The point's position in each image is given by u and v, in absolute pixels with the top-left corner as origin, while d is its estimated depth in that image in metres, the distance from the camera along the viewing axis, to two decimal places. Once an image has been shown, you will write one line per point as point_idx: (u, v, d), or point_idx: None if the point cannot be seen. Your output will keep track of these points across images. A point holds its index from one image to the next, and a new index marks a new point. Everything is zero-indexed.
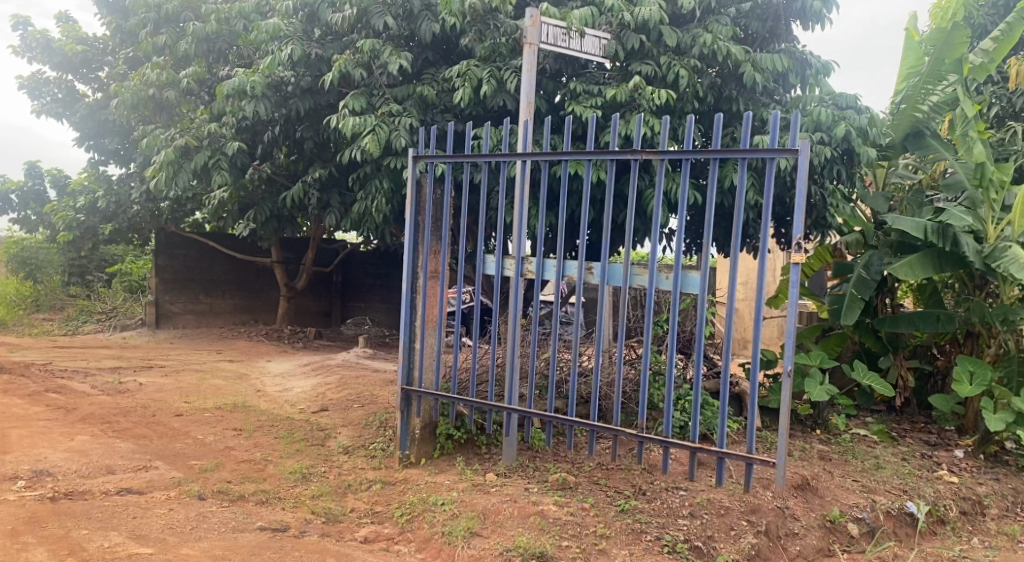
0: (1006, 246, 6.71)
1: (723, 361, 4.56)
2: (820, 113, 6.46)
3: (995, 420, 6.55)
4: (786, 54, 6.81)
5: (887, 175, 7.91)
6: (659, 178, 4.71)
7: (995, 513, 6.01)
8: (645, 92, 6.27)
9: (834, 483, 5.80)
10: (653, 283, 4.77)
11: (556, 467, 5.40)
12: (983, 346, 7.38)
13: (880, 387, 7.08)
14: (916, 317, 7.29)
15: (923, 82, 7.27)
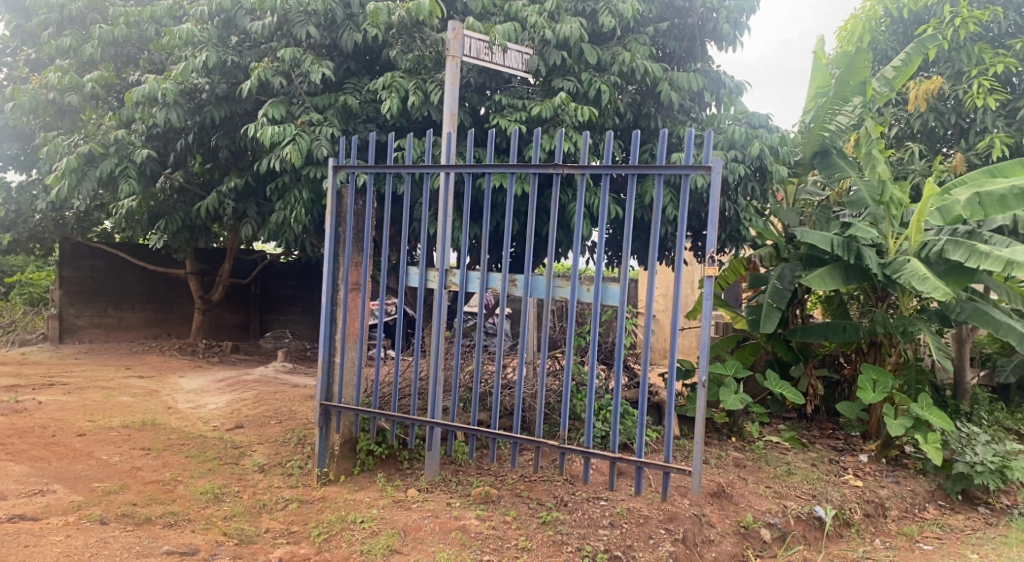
0: (905, 260, 7.06)
1: (642, 371, 4.65)
2: (734, 131, 6.66)
3: (895, 425, 6.89)
4: (701, 73, 7.00)
5: (797, 192, 8.24)
6: (580, 191, 4.78)
7: (896, 514, 6.31)
8: (569, 108, 6.34)
9: (748, 489, 5.97)
10: (576, 294, 4.83)
11: (478, 481, 5.38)
12: (885, 355, 7.73)
13: (790, 394, 7.36)
14: (825, 328, 7.59)
15: (830, 102, 7.62)
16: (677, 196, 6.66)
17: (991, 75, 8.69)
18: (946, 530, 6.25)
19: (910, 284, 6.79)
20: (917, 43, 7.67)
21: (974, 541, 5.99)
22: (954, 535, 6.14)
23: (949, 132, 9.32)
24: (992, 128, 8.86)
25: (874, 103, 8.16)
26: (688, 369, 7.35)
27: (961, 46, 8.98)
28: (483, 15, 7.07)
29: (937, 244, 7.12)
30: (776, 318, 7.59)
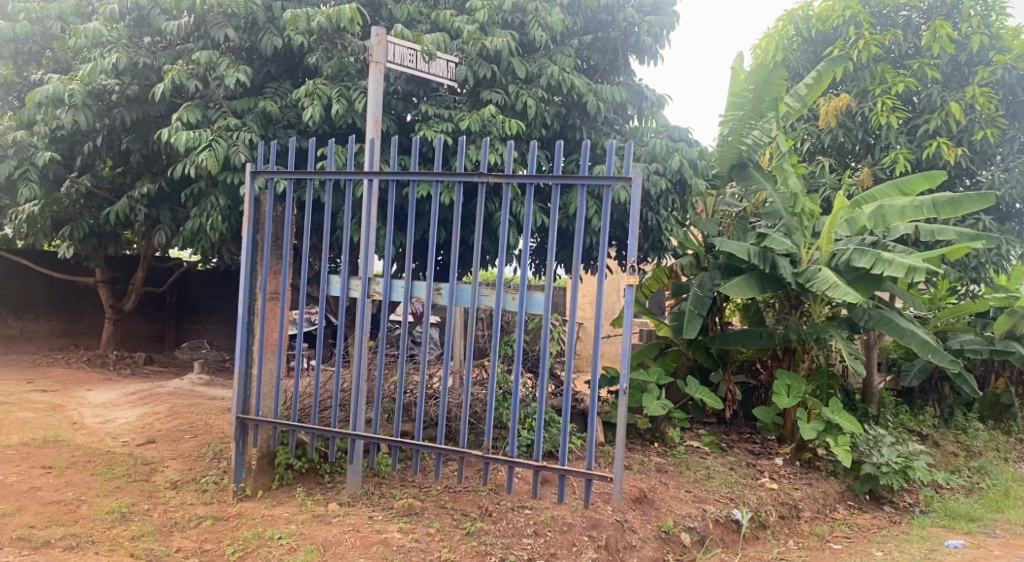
0: (817, 269, 7.33)
1: (566, 379, 4.69)
2: (656, 144, 6.82)
3: (808, 429, 7.14)
4: (624, 86, 7.14)
5: (716, 204, 8.40)
6: (505, 200, 4.80)
7: (808, 515, 6.53)
8: (497, 121, 6.36)
9: (669, 494, 6.07)
10: (501, 303, 4.83)
11: (402, 493, 5.31)
12: (798, 361, 8.00)
13: (710, 400, 7.54)
14: (743, 335, 7.83)
15: (747, 117, 7.87)
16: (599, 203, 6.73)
17: (893, 94, 9.13)
18: (854, 528, 6.50)
19: (822, 293, 7.06)
20: (828, 62, 8.00)
21: (880, 539, 6.25)
22: (862, 533, 6.40)
23: (857, 148, 9.73)
24: (895, 144, 9.29)
25: (788, 118, 8.45)
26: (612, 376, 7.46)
27: (865, 67, 9.45)
28: (409, 21, 7.00)
29: (845, 253, 7.44)
30: (697, 325, 7.76)
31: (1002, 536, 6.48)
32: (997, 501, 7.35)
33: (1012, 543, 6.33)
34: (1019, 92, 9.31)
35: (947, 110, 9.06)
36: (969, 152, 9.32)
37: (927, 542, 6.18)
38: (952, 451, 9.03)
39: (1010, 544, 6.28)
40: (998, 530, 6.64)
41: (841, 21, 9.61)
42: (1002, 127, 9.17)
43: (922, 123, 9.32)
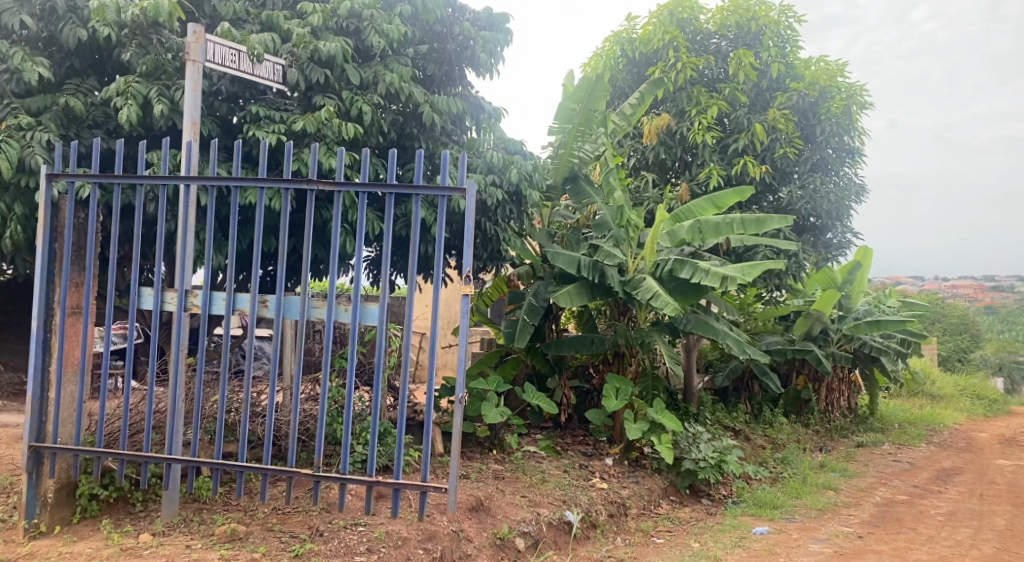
0: (642, 278, 7.76)
1: (400, 389, 4.65)
2: (492, 156, 6.87)
3: (634, 429, 7.46)
4: (460, 97, 7.12)
5: (551, 214, 8.66)
6: (337, 206, 4.80)
7: (635, 512, 6.82)
8: (333, 124, 6.16)
9: (505, 500, 6.12)
10: (332, 315, 4.68)
11: (224, 518, 5.01)
12: (627, 364, 8.45)
13: (545, 403, 7.69)
14: (576, 340, 8.08)
15: (578, 129, 8.15)
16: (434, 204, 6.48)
17: (708, 114, 9.78)
18: (676, 522, 6.87)
19: (646, 301, 7.44)
20: (650, 83, 8.50)
21: (698, 530, 6.64)
22: (682, 526, 6.77)
23: (675, 164, 10.35)
24: (710, 161, 9.95)
25: (616, 133, 8.83)
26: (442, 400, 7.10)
27: (682, 88, 10.11)
28: (235, 20, 6.64)
29: (667, 263, 7.90)
30: (530, 333, 7.92)
31: (801, 520, 7.07)
32: (797, 488, 8.04)
33: (809, 526, 6.93)
34: (810, 117, 10.23)
35: (753, 131, 9.82)
36: (772, 169, 10.12)
37: (737, 531, 6.63)
38: (760, 444, 9.79)
39: (807, 527, 6.87)
40: (797, 515, 7.25)
41: (661, 43, 10.22)
42: (798, 148, 10.06)
43: (733, 141, 10.04)
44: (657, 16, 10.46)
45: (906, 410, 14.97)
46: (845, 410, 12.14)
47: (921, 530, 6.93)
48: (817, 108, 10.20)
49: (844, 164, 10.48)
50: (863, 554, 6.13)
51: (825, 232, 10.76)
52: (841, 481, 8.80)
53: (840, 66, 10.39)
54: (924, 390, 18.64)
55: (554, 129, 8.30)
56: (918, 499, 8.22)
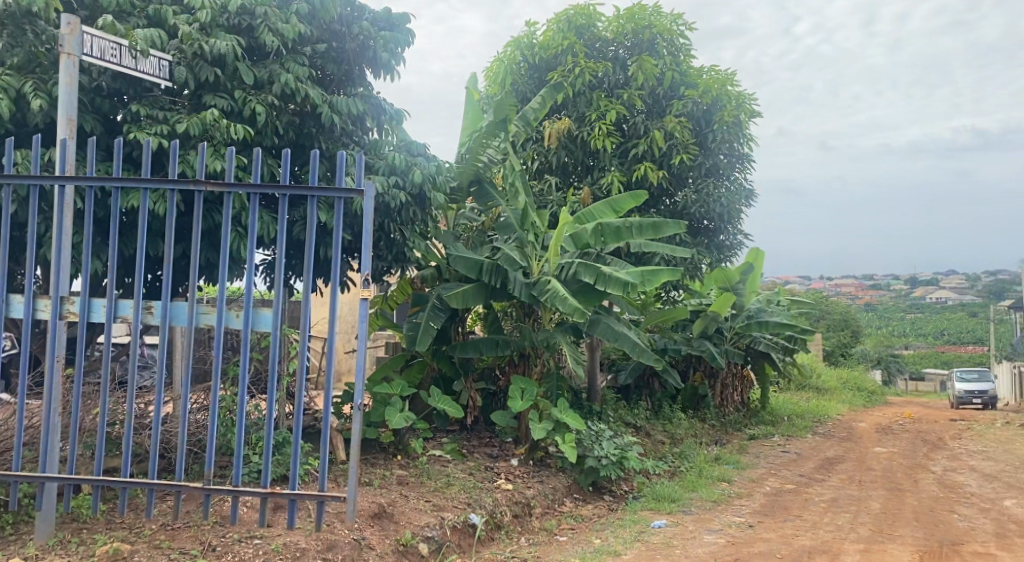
0: (547, 280, 7.84)
1: (296, 396, 4.52)
2: (394, 157, 6.74)
3: (538, 429, 7.52)
4: (361, 98, 6.92)
5: (457, 217, 8.60)
6: (227, 209, 4.64)
7: (539, 511, 6.89)
8: (221, 125, 5.93)
9: (409, 506, 6.04)
10: (222, 322, 4.50)
11: (106, 538, 4.72)
12: (532, 365, 8.55)
13: (451, 408, 7.64)
14: (480, 343, 8.09)
15: (484, 136, 8.16)
16: (330, 206, 6.19)
17: (607, 120, 10.02)
18: (578, 519, 6.97)
19: (552, 304, 7.54)
20: (551, 88, 8.56)
21: (599, 527, 6.75)
22: (584, 523, 6.88)
23: (577, 168, 10.54)
24: (611, 167, 10.23)
25: (520, 136, 8.83)
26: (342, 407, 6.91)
27: (582, 93, 10.28)
28: (117, 13, 6.23)
29: (571, 267, 8.04)
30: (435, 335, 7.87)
31: (696, 513, 7.29)
32: (693, 482, 8.29)
33: (704, 517, 7.15)
34: (704, 124, 10.54)
35: (651, 137, 10.14)
36: (668, 175, 10.45)
37: (637, 525, 6.78)
38: (660, 439, 10.05)
39: (702, 519, 7.09)
40: (694, 507, 7.48)
41: (561, 48, 10.37)
42: (693, 155, 10.35)
43: (632, 147, 10.32)
44: (557, 22, 10.56)
45: (793, 403, 15.70)
46: (738, 405, 12.64)
47: (806, 517, 7.25)
48: (710, 116, 10.52)
49: (734, 170, 10.88)
50: (754, 543, 6.36)
51: (718, 235, 11.01)
52: (735, 473, 9.13)
53: (729, 76, 10.71)
54: (810, 384, 19.60)
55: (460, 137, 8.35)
56: (804, 487, 8.61)
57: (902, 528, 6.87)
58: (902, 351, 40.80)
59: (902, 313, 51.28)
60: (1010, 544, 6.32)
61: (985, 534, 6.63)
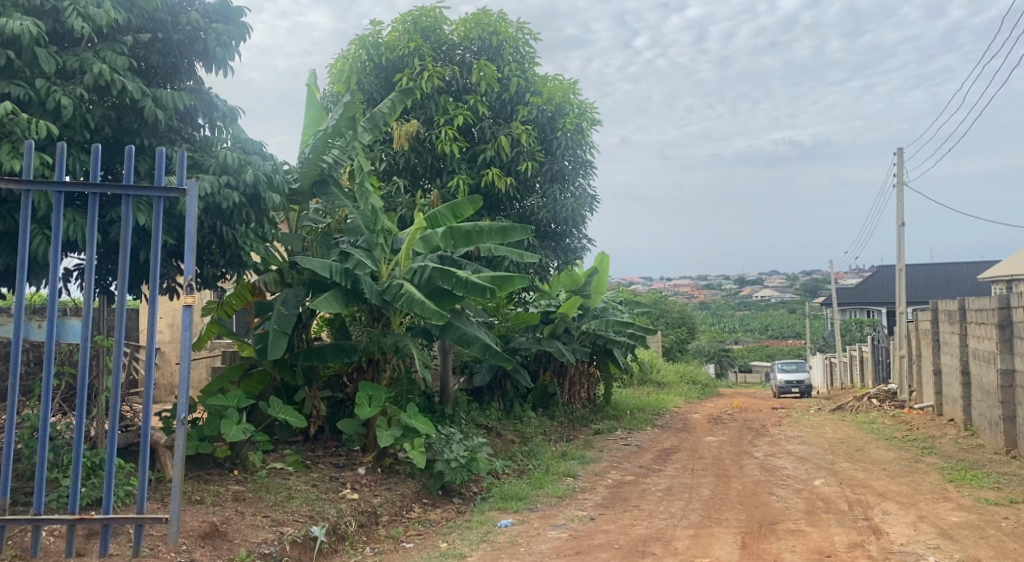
0: (398, 285, 7.76)
1: (109, 411, 4.19)
2: (227, 156, 6.41)
3: (387, 435, 7.43)
4: (190, 92, 6.50)
5: (299, 219, 8.35)
6: (24, 208, 4.24)
7: (386, 519, 6.80)
8: (21, 119, 5.38)
9: (245, 523, 5.76)
10: (21, 333, 4.09)
11: None
12: (381, 371, 8.39)
13: (294, 418, 7.32)
14: (325, 348, 7.86)
15: (326, 136, 7.88)
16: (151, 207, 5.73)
17: (454, 125, 10.08)
18: (426, 525, 6.94)
19: (406, 309, 7.52)
20: (400, 91, 8.42)
21: (446, 530, 6.75)
22: (431, 528, 6.85)
23: (427, 171, 10.50)
24: (460, 171, 10.29)
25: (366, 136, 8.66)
26: (170, 421, 6.46)
27: (430, 96, 10.26)
28: None
29: (423, 271, 8.04)
30: (284, 344, 7.44)
31: (541, 509, 7.43)
32: (540, 479, 8.45)
33: (548, 514, 7.30)
34: (548, 131, 10.81)
35: (498, 142, 10.28)
36: (516, 181, 10.66)
37: (483, 526, 6.82)
38: (510, 439, 10.19)
39: (546, 515, 7.23)
40: (539, 505, 7.61)
41: (408, 51, 10.27)
42: (539, 161, 10.66)
43: (480, 152, 10.42)
44: (402, 22, 10.43)
45: (634, 397, 16.39)
46: (585, 401, 13.06)
47: (643, 507, 7.57)
48: (554, 123, 10.82)
49: (578, 176, 11.20)
50: (595, 535, 6.56)
51: (564, 238, 11.27)
52: (579, 468, 9.40)
53: (572, 85, 11.00)
54: (651, 379, 20.53)
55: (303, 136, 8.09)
56: (643, 478, 8.99)
57: (726, 511, 7.31)
58: (732, 345, 43.64)
59: (732, 311, 54.89)
60: (818, 520, 6.87)
61: (797, 512, 7.18)
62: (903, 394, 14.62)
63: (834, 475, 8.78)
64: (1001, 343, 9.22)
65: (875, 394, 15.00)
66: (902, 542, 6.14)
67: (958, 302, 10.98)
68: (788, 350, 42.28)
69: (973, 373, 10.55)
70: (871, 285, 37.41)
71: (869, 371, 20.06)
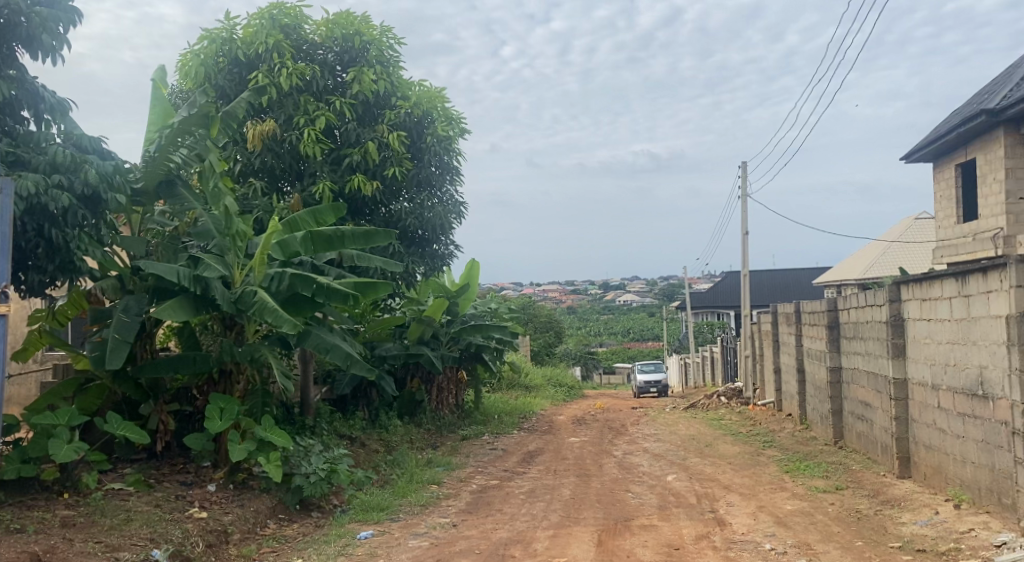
0: (252, 293, 7.49)
1: None
2: (58, 153, 5.97)
3: (239, 450, 7.14)
4: (12, 82, 5.98)
5: (143, 222, 7.84)
6: None
7: (237, 538, 6.52)
8: None
9: (74, 550, 5.37)
10: None
11: None
12: (234, 382, 7.97)
13: (136, 435, 6.88)
14: (173, 360, 7.43)
15: (174, 133, 7.45)
16: None
17: (317, 126, 9.83)
18: (281, 541, 6.71)
19: (260, 317, 7.26)
20: (255, 92, 8.18)
21: (302, 546, 6.56)
22: (286, 544, 6.64)
23: (287, 172, 10.19)
24: (322, 175, 10.06)
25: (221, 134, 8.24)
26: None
27: (289, 95, 9.97)
28: None
29: (280, 277, 7.77)
30: (125, 353, 6.97)
31: (403, 519, 7.36)
32: (403, 488, 8.36)
33: (410, 523, 7.23)
34: (416, 136, 10.76)
35: (366, 147, 10.13)
36: (381, 186, 10.52)
37: (342, 539, 6.67)
38: (374, 448, 10.02)
39: (408, 524, 7.16)
40: (401, 514, 7.53)
41: (265, 47, 9.92)
42: (406, 167, 10.59)
43: (345, 156, 10.20)
44: (259, 18, 10.09)
45: (500, 402, 16.56)
46: (453, 407, 13.07)
47: (506, 510, 7.64)
48: (421, 128, 10.78)
49: (446, 182, 11.22)
50: (455, 541, 6.55)
51: (431, 244, 11.20)
52: (444, 475, 9.37)
53: (439, 92, 11.02)
54: (518, 383, 20.80)
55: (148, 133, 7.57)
56: (506, 482, 9.08)
57: (585, 510, 7.50)
58: (597, 348, 44.95)
59: (596, 315, 56.43)
60: (669, 515, 7.17)
61: (650, 508, 7.46)
62: (748, 391, 15.56)
63: (684, 470, 9.20)
64: (830, 342, 9.98)
65: (723, 392, 15.86)
66: (743, 531, 6.51)
67: (794, 305, 11.82)
68: (648, 352, 44.03)
69: (808, 371, 11.35)
70: (722, 289, 39.50)
71: (719, 370, 21.25)
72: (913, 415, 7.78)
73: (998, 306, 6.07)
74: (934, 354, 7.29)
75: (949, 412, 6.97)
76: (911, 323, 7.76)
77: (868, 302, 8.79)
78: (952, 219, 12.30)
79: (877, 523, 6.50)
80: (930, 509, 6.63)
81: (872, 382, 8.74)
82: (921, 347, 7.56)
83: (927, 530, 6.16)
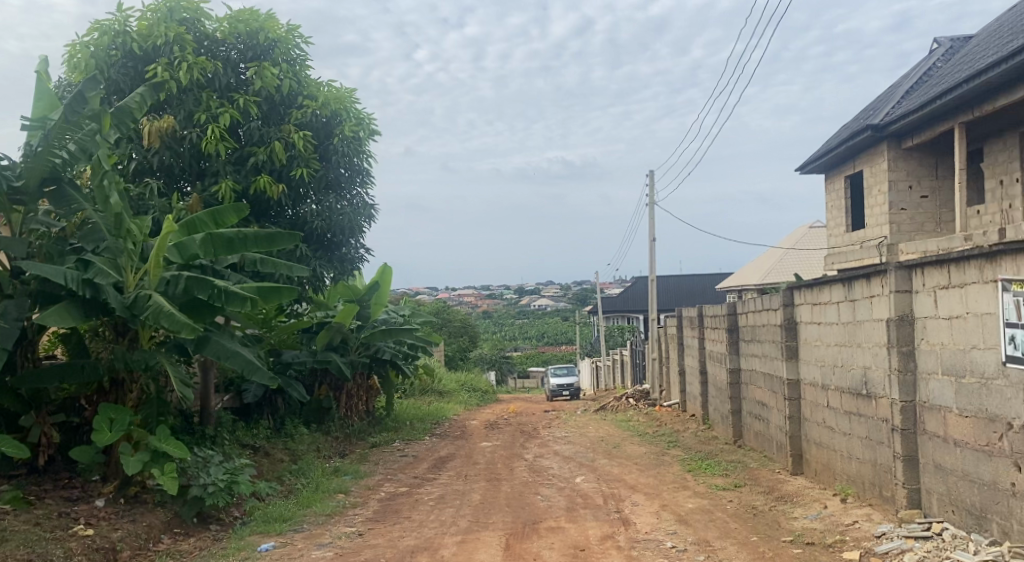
0: (146, 297, 7.14)
1: None
2: None
3: (131, 463, 6.80)
4: None
5: (25, 222, 7.34)
6: None
7: (127, 555, 6.21)
8: None
9: None
10: None
11: None
12: (126, 392, 7.54)
13: (13, 448, 6.46)
14: (57, 369, 7.01)
15: (59, 127, 7.04)
16: None
17: (219, 123, 9.46)
18: (175, 556, 6.44)
19: (155, 322, 6.94)
20: (149, 87, 7.83)
21: None
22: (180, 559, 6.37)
23: (187, 171, 9.82)
24: (225, 174, 9.74)
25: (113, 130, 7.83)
26: None
27: (188, 90, 9.61)
28: None
29: (176, 281, 7.45)
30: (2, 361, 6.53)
31: (307, 530, 7.17)
32: (307, 498, 8.15)
33: (314, 533, 7.05)
34: (324, 136, 10.55)
35: (271, 147, 9.84)
36: (287, 187, 10.25)
37: (241, 552, 6.44)
38: (279, 458, 9.75)
39: (312, 535, 6.98)
40: (305, 524, 7.34)
41: (162, 41, 9.53)
42: (313, 168, 10.35)
43: (249, 155, 9.89)
44: (154, 11, 9.68)
45: (412, 407, 16.41)
46: (363, 413, 12.86)
47: (413, 517, 7.55)
48: (329, 129, 10.57)
49: (355, 184, 11.03)
50: (360, 551, 6.43)
51: (339, 247, 10.99)
52: (351, 483, 9.18)
53: (347, 93, 10.85)
54: (430, 388, 20.63)
55: (30, 127, 7.13)
56: (415, 488, 8.97)
57: (493, 514, 7.50)
58: (511, 353, 45.10)
59: (511, 319, 56.61)
60: (576, 516, 7.23)
61: (558, 510, 7.51)
62: (655, 393, 15.89)
63: (592, 472, 9.31)
64: (731, 344, 10.29)
65: (631, 394, 16.15)
66: (646, 530, 6.61)
67: (697, 309, 12.15)
68: (562, 355, 44.47)
69: (710, 373, 11.67)
70: (632, 293, 40.24)
71: (628, 373, 21.65)
72: (805, 414, 8.10)
73: (879, 310, 6.39)
74: (823, 355, 7.60)
75: (837, 411, 7.29)
76: (803, 326, 8.08)
77: (765, 306, 9.10)
78: (843, 226, 12.89)
79: (771, 518, 6.73)
80: (820, 504, 6.90)
81: (768, 383, 9.04)
82: (812, 348, 7.88)
83: (817, 523, 6.40)
